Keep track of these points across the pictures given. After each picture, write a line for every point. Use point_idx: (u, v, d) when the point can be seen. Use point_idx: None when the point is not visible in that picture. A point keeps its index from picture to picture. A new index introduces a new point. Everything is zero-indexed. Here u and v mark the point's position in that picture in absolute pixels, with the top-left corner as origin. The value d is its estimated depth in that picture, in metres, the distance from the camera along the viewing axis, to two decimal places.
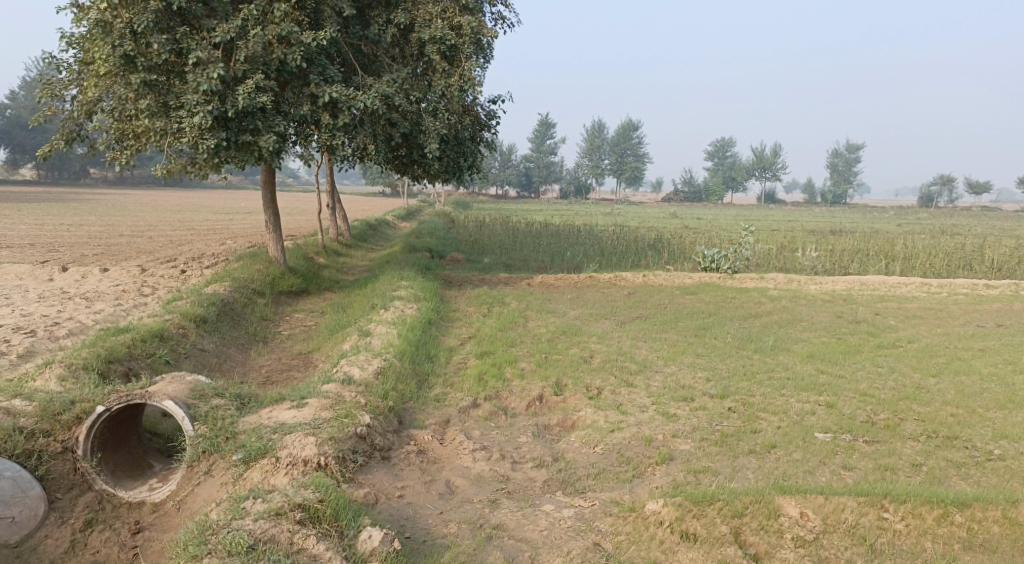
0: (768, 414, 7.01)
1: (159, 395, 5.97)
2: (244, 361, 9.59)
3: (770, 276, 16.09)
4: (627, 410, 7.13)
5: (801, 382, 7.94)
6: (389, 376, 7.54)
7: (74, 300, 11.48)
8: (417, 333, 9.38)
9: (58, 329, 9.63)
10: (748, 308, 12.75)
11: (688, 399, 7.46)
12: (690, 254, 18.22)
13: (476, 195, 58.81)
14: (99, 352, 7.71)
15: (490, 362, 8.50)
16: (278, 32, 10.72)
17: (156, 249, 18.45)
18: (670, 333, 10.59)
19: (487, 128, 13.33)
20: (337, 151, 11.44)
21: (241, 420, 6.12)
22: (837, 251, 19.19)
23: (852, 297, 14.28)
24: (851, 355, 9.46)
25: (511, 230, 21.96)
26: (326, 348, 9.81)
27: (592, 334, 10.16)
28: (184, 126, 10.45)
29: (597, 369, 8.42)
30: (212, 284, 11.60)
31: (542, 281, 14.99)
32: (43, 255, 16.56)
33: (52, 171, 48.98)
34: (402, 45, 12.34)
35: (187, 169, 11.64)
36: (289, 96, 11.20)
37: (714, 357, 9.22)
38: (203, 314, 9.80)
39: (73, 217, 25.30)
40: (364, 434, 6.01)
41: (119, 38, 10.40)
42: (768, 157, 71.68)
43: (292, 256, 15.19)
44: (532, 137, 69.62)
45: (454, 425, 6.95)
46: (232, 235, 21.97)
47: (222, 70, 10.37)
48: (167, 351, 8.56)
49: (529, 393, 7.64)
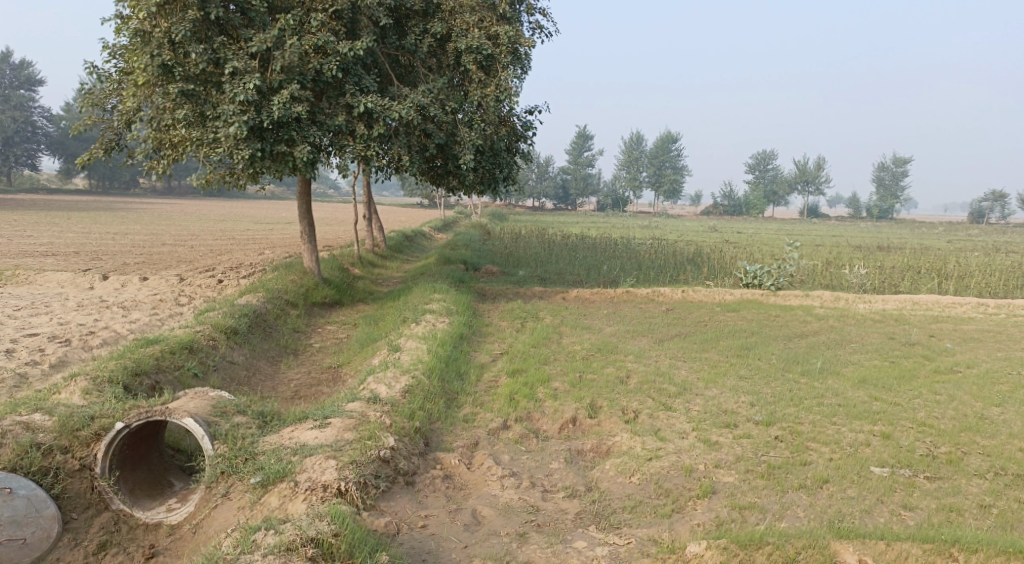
0: (818, 444, 6.70)
1: (179, 413, 5.75)
2: (273, 375, 9.38)
3: (816, 293, 15.55)
4: (665, 437, 6.77)
5: (854, 410, 7.69)
6: (417, 395, 7.26)
7: (109, 309, 11.43)
8: (448, 349, 9.11)
9: (91, 338, 9.54)
10: (793, 327, 12.26)
11: (731, 425, 7.10)
12: (732, 270, 17.74)
13: (514, 207, 58.65)
14: (125, 364, 7.54)
15: (522, 381, 8.18)
16: (315, 42, 10.59)
17: (195, 258, 18.51)
18: (711, 352, 10.18)
19: (524, 139, 13.05)
20: (372, 161, 11.26)
21: (262, 439, 5.88)
22: (886, 268, 18.54)
23: (903, 317, 13.71)
24: (905, 381, 9.16)
25: (547, 243, 21.67)
26: (356, 363, 9.59)
27: (629, 353, 9.80)
28: (220, 136, 10.35)
29: (634, 391, 8.04)
30: (245, 295, 11.47)
31: (578, 295, 14.67)
32: (85, 262, 16.68)
33: (100, 181, 49.98)
34: (439, 55, 12.14)
35: (224, 179, 11.47)
36: (325, 106, 11.07)
37: (759, 381, 8.79)
38: (234, 325, 9.64)
39: (117, 226, 25.69)
40: (388, 457, 5.73)
41: (157, 48, 10.34)
42: (812, 171, 70.40)
43: (326, 267, 15.05)
44: (571, 149, 69.33)
45: (484, 448, 6.64)
46: (270, 245, 21.99)
47: (258, 80, 10.25)
48: (196, 364, 8.38)
49: (562, 415, 7.33)
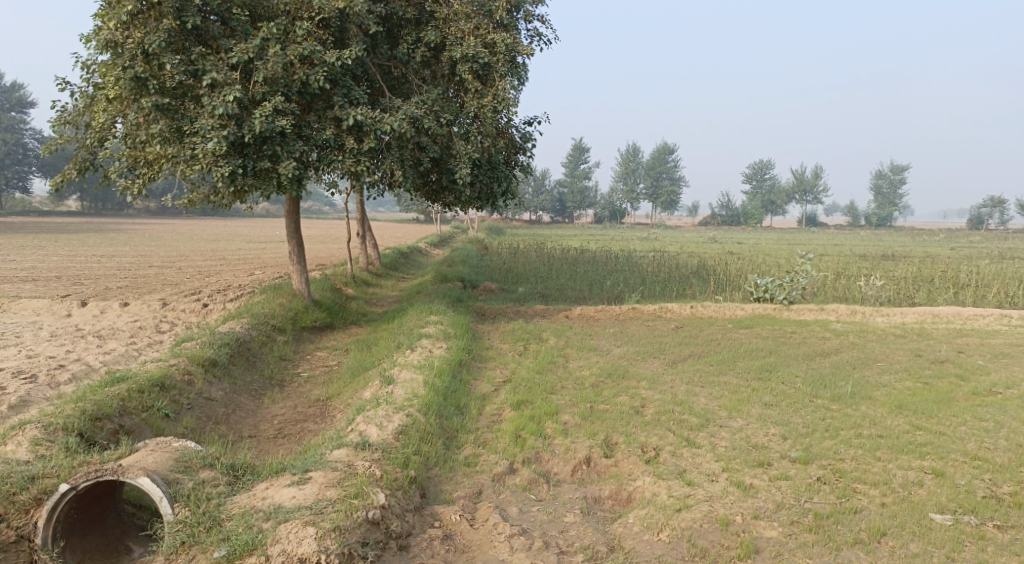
0: (866, 486, 5.99)
1: (134, 470, 5.03)
2: (255, 410, 8.56)
3: (831, 307, 14.77)
4: (694, 480, 6.00)
5: (898, 443, 6.92)
6: (412, 436, 6.46)
7: (85, 338, 10.62)
8: (446, 380, 8.32)
9: (60, 373, 8.73)
10: (812, 344, 11.47)
11: (765, 464, 6.35)
12: (740, 283, 16.95)
13: (509, 222, 57.92)
14: (85, 408, 6.74)
15: (528, 415, 7.37)
16: (300, 52, 9.84)
17: (182, 281, 17.69)
18: (730, 376, 9.39)
19: (523, 151, 12.30)
20: (363, 178, 10.49)
21: (230, 500, 5.15)
22: (900, 279, 17.78)
23: (926, 331, 12.95)
24: (946, 406, 8.40)
25: (546, 258, 20.87)
26: (346, 396, 8.79)
27: (642, 378, 8.99)
28: (198, 153, 9.57)
29: (652, 423, 7.24)
30: (229, 321, 10.66)
31: (581, 314, 13.89)
32: (66, 288, 15.84)
33: (94, 203, 49.33)
34: (433, 65, 11.41)
35: (208, 199, 10.65)
36: (312, 120, 10.31)
37: (787, 409, 7.99)
38: (213, 356, 8.84)
39: (104, 248, 24.85)
40: (378, 518, 5.03)
41: (130, 59, 9.57)
42: (809, 180, 69.62)
43: (317, 288, 14.22)
44: (567, 161, 68.65)
45: (488, 498, 5.88)
46: (261, 266, 21.18)
47: (239, 92, 9.48)
48: (168, 403, 7.55)
49: (574, 454, 6.54)
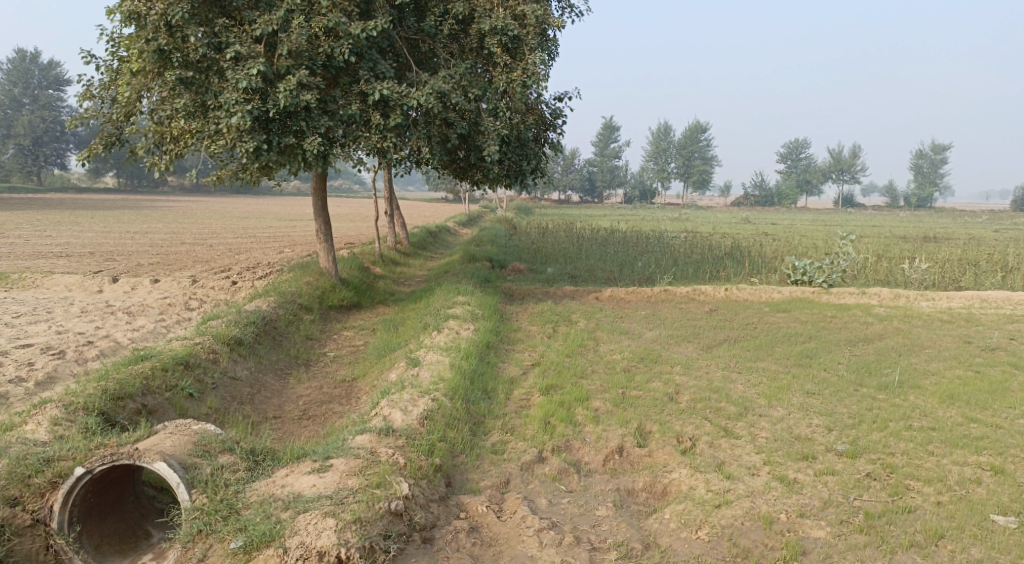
0: (920, 483, 5.70)
1: (150, 454, 4.86)
2: (281, 390, 8.37)
3: (872, 290, 14.24)
4: (733, 474, 5.69)
5: (950, 436, 6.53)
6: (438, 422, 6.21)
7: (114, 315, 10.51)
8: (473, 363, 8.06)
9: (87, 349, 8.58)
10: (854, 330, 11.02)
11: (809, 458, 6.01)
12: (777, 266, 16.45)
13: (539, 201, 57.40)
14: (106, 387, 6.58)
15: (558, 400, 7.08)
16: (325, 24, 9.52)
17: (213, 258, 17.60)
18: (768, 362, 9.01)
19: (554, 128, 11.91)
20: (389, 155, 10.20)
21: (249, 487, 4.95)
22: (943, 262, 17.13)
23: (974, 317, 12.40)
24: (999, 397, 7.95)
25: (576, 238, 20.49)
26: (372, 377, 8.58)
27: (676, 363, 8.66)
28: (221, 128, 9.34)
29: (687, 411, 6.90)
30: (255, 299, 10.48)
31: (613, 295, 13.54)
32: (98, 264, 15.80)
33: (130, 180, 49.81)
34: (461, 38, 11.03)
35: (235, 176, 10.44)
36: (337, 95, 10.02)
37: (830, 398, 7.61)
38: (239, 335, 8.63)
39: (138, 225, 24.94)
40: (401, 510, 4.81)
41: (153, 31, 9.32)
42: (846, 159, 67.93)
43: (345, 266, 14.00)
44: (597, 140, 67.80)
45: (516, 489, 5.62)
46: (290, 244, 21.06)
47: (263, 66, 9.19)
48: (192, 382, 7.37)
49: (606, 444, 6.25)
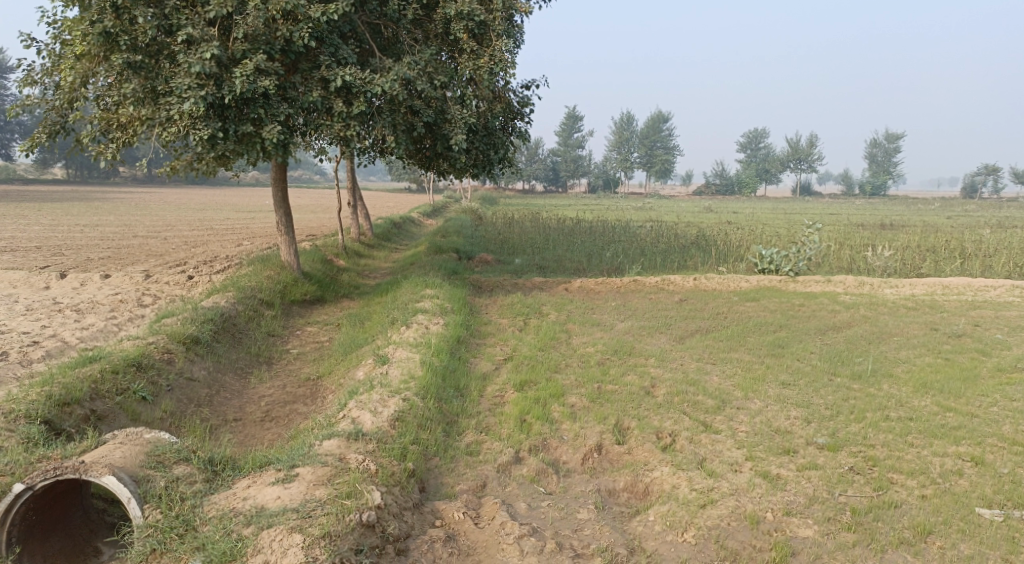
0: (904, 476, 5.61)
1: (98, 468, 4.53)
2: (241, 390, 8.02)
3: (837, 278, 14.25)
4: (715, 471, 5.56)
5: (930, 426, 6.45)
6: (409, 423, 5.95)
7: (62, 313, 10.00)
8: (443, 359, 7.79)
9: (33, 350, 8.12)
10: (823, 318, 10.97)
11: (791, 452, 5.89)
12: (743, 254, 16.41)
13: (502, 192, 57.04)
14: (52, 393, 6.19)
15: (533, 397, 6.84)
16: (284, 7, 9.13)
17: (167, 252, 16.98)
18: (742, 352, 8.88)
19: (521, 117, 11.65)
20: (352, 144, 9.85)
21: (207, 501, 4.66)
22: (905, 249, 17.28)
23: (939, 303, 12.46)
24: (972, 384, 7.93)
25: (542, 229, 20.24)
26: (338, 375, 8.28)
27: (650, 355, 8.48)
28: (173, 115, 8.90)
29: (665, 406, 6.72)
30: (213, 295, 10.06)
31: (581, 286, 13.36)
32: (46, 259, 15.14)
33: (81, 171, 48.26)
34: (426, 24, 10.70)
35: (191, 166, 9.99)
36: (297, 81, 9.63)
37: (807, 389, 7.51)
38: (196, 333, 8.25)
39: (89, 217, 24.07)
40: (373, 521, 4.56)
41: (98, 13, 8.84)
42: (804, 148, 68.77)
43: (307, 259, 13.60)
44: (560, 130, 67.61)
45: (493, 492, 5.40)
46: (249, 236, 20.48)
47: (217, 49, 8.77)
48: (146, 384, 6.99)
49: (584, 441, 6.04)
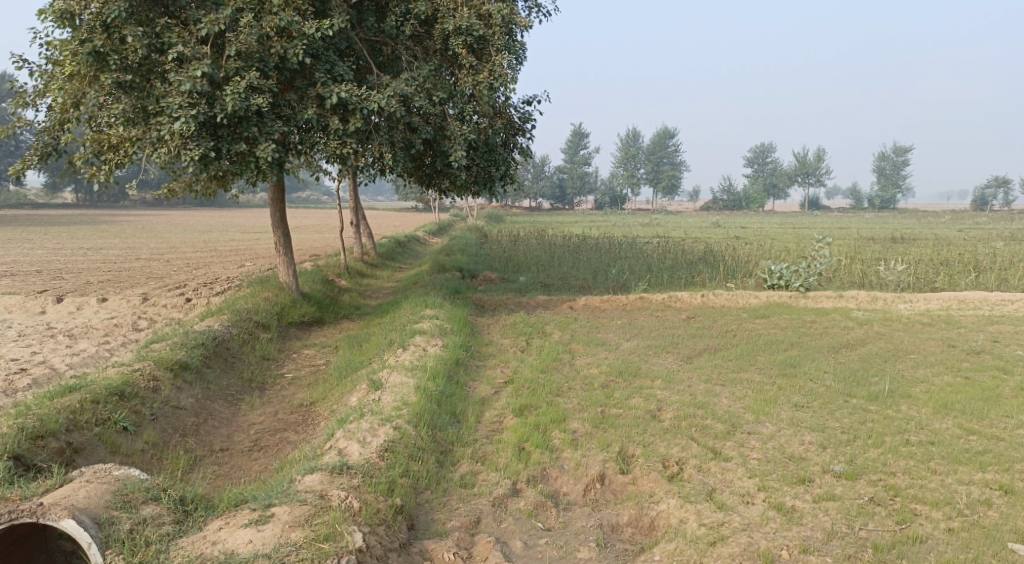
0: (928, 507, 5.24)
1: (57, 510, 4.23)
2: (231, 417, 7.71)
3: (850, 294, 13.86)
4: (726, 504, 5.21)
5: (953, 451, 6.07)
6: (400, 454, 5.62)
7: (53, 338, 9.73)
8: (440, 383, 7.46)
9: (18, 377, 7.85)
10: (836, 335, 10.58)
11: (807, 480, 5.53)
12: (752, 270, 16.03)
13: (509, 210, 56.86)
14: (25, 426, 5.90)
15: (533, 422, 6.50)
16: (277, 23, 8.90)
17: (168, 275, 16.74)
18: (752, 372, 8.51)
19: (523, 133, 11.36)
20: (349, 162, 9.56)
21: (177, 546, 4.35)
22: (917, 263, 16.87)
23: (956, 319, 12.05)
24: (995, 404, 7.53)
25: (547, 246, 19.92)
26: (331, 401, 7.95)
27: (657, 376, 8.13)
28: (164, 134, 8.64)
29: (671, 431, 6.36)
30: (207, 319, 9.77)
31: (586, 304, 13.02)
32: (45, 283, 14.93)
33: (89, 195, 48.33)
34: (424, 40, 10.45)
35: (184, 187, 9.73)
36: (291, 99, 9.37)
37: (821, 411, 7.13)
38: (184, 358, 7.95)
39: (94, 240, 23.92)
40: None
41: (88, 32, 8.65)
42: (811, 162, 68.48)
43: (306, 280, 13.30)
44: (566, 147, 67.51)
45: (488, 529, 5.07)
46: (252, 257, 20.22)
47: (209, 67, 8.54)
48: (128, 414, 6.69)
49: (586, 471, 5.70)
